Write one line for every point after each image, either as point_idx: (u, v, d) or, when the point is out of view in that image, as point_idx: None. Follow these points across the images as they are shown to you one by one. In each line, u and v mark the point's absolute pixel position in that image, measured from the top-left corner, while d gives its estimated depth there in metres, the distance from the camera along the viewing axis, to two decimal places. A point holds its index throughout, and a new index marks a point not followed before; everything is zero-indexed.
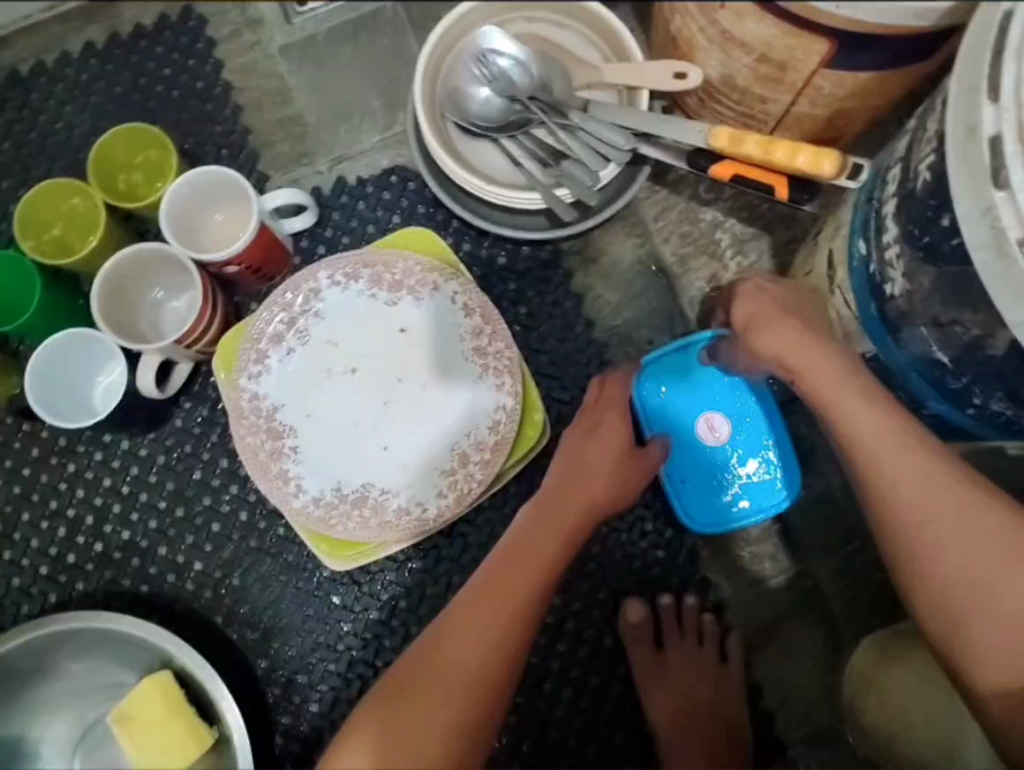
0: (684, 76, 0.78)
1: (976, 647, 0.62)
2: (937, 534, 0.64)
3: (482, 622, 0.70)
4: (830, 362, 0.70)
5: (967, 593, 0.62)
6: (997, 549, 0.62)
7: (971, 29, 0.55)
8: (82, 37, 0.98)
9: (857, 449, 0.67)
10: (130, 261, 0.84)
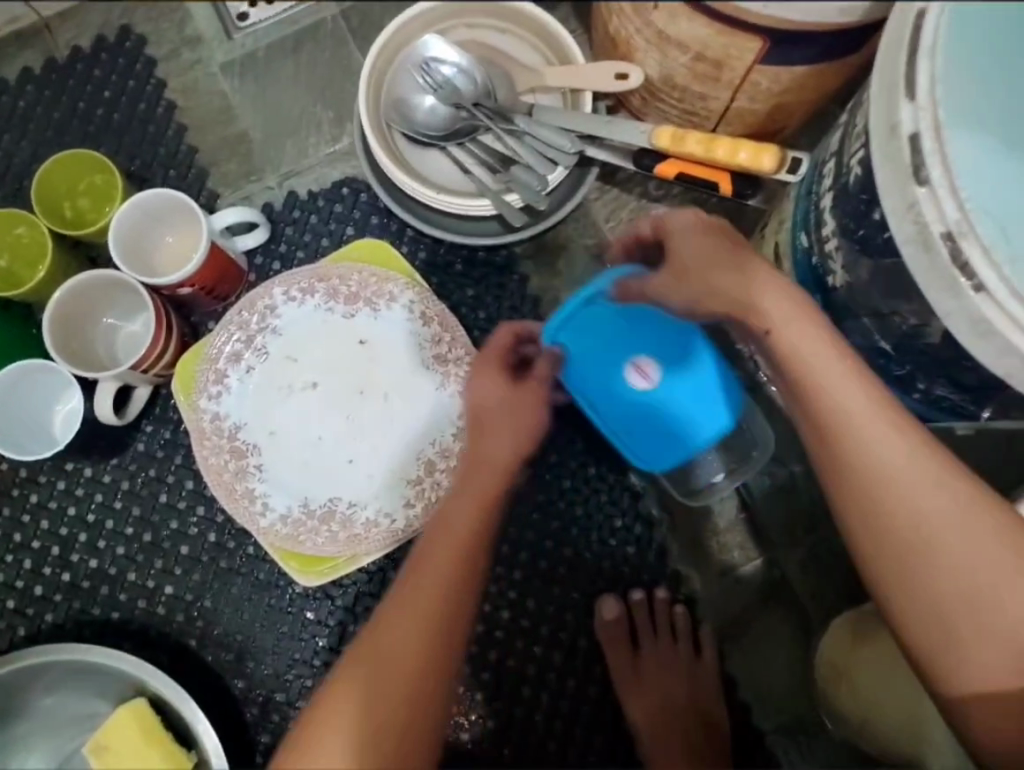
0: (626, 76, 0.80)
1: (962, 661, 0.62)
2: (930, 547, 0.63)
3: (416, 608, 0.66)
4: (807, 336, 0.65)
5: (958, 608, 0.62)
6: (990, 559, 0.62)
7: (890, 22, 0.57)
8: (18, 63, 0.97)
9: (851, 457, 0.64)
10: (81, 289, 0.83)
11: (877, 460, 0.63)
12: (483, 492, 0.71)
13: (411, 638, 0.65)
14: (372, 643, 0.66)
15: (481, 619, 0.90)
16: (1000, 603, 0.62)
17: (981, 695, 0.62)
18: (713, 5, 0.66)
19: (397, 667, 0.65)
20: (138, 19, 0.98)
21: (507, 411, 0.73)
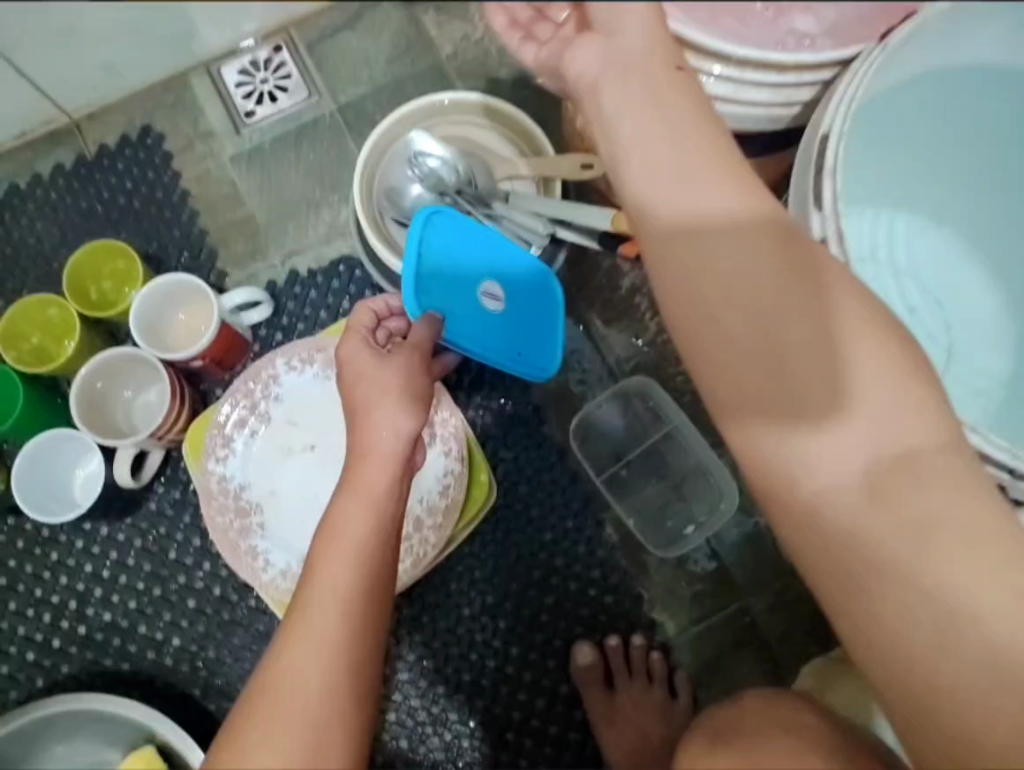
0: (591, 166, 0.87)
1: (804, 466, 0.56)
2: (778, 338, 0.55)
3: (316, 629, 0.63)
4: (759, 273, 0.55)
5: (798, 400, 0.55)
6: (831, 345, 0.55)
7: (798, 155, 0.68)
8: (51, 159, 1.09)
9: (689, 248, 0.55)
10: (104, 365, 0.92)
11: (712, 243, 0.54)
12: (365, 495, 0.69)
13: (326, 653, 0.63)
14: (277, 671, 0.62)
15: (468, 667, 0.96)
16: (841, 403, 0.55)
17: (828, 508, 0.56)
18: None
19: (310, 690, 0.61)
20: (157, 118, 1.09)
21: (399, 401, 0.74)
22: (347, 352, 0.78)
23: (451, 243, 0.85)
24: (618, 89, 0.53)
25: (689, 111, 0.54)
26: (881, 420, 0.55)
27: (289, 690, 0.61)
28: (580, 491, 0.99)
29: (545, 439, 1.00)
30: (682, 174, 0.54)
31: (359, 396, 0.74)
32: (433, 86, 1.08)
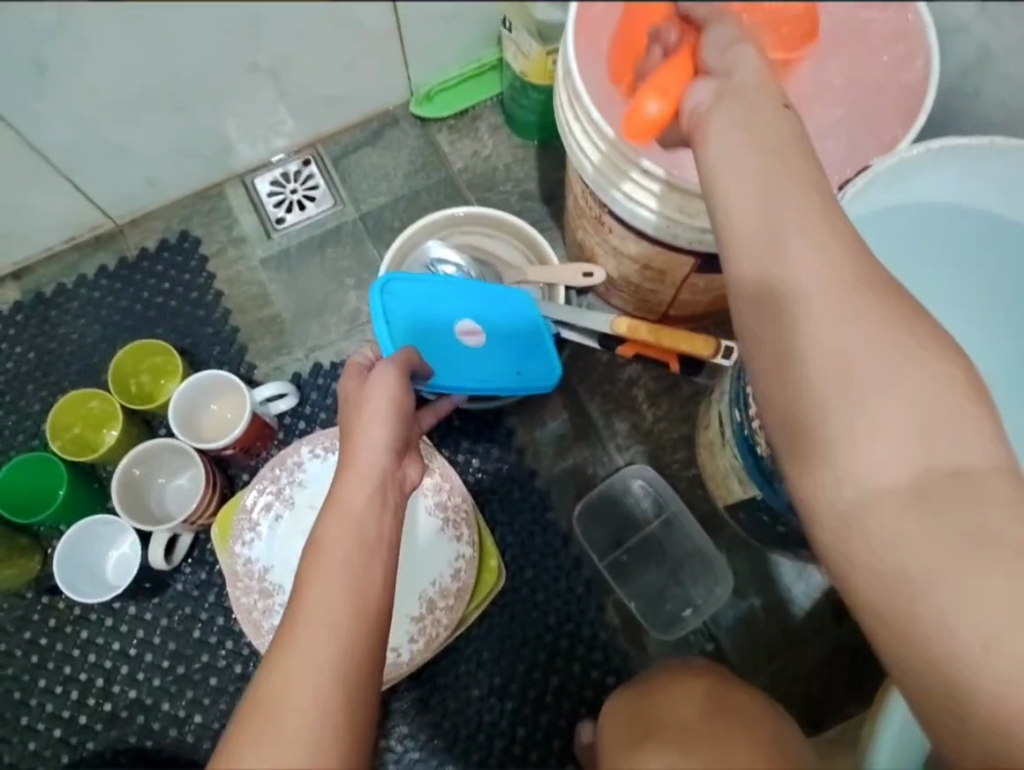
0: (591, 275, 0.98)
1: (851, 442, 0.52)
2: (835, 312, 0.53)
3: (306, 650, 0.60)
4: (823, 296, 0.53)
5: (853, 377, 0.52)
6: (888, 325, 0.53)
7: None
8: (95, 261, 1.18)
9: (770, 221, 0.54)
10: (142, 455, 0.99)
11: (794, 226, 0.54)
12: (350, 515, 0.68)
13: (319, 669, 0.59)
14: (266, 694, 0.58)
15: (477, 746, 1.00)
16: (896, 382, 0.52)
17: (874, 494, 0.52)
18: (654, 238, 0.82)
19: (302, 711, 0.57)
20: (194, 224, 1.19)
21: (386, 425, 0.75)
22: (345, 389, 0.80)
23: (414, 303, 0.89)
24: (722, 123, 0.57)
25: (783, 137, 0.56)
26: (931, 407, 0.51)
27: (280, 711, 0.57)
28: (583, 573, 1.05)
29: (550, 524, 1.07)
30: (774, 204, 0.54)
31: (350, 428, 0.76)
32: (447, 197, 1.19)
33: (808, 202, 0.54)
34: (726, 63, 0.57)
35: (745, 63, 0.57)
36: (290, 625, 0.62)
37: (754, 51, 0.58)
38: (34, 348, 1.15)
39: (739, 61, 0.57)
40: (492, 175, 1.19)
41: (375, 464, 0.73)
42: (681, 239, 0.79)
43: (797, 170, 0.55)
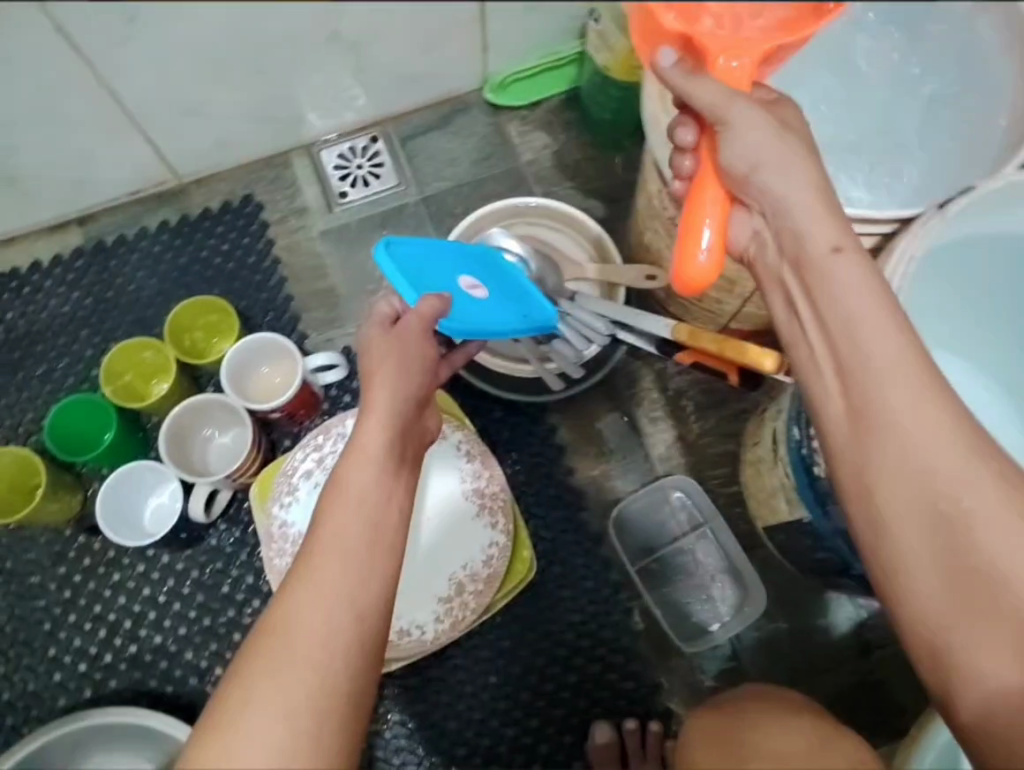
0: (655, 278, 0.99)
1: (982, 649, 0.54)
2: (956, 512, 0.56)
3: (328, 582, 0.61)
4: (916, 470, 0.57)
5: (977, 574, 0.55)
6: (1013, 522, 0.55)
7: None
8: (158, 216, 1.19)
9: (877, 420, 0.59)
10: (191, 409, 1.02)
11: (899, 403, 0.58)
12: (369, 455, 0.69)
13: (333, 601, 0.60)
14: (278, 621, 0.59)
15: (488, 732, 1.00)
16: (1018, 575, 0.54)
17: (998, 691, 0.54)
18: None
19: (317, 639, 0.58)
20: (258, 189, 1.20)
21: (405, 372, 0.75)
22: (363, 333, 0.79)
23: (420, 265, 0.87)
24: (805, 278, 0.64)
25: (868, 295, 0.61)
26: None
27: (294, 638, 0.58)
28: (612, 576, 1.05)
29: (584, 524, 1.07)
30: (865, 379, 0.59)
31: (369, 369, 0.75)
32: (511, 188, 1.19)
33: (896, 370, 0.58)
34: (777, 195, 0.65)
35: (787, 177, 0.64)
36: (312, 554, 0.63)
37: (792, 170, 0.64)
38: (92, 294, 1.16)
39: (767, 179, 0.65)
40: (559, 170, 1.20)
41: (396, 405, 0.73)
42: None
43: (875, 327, 0.59)
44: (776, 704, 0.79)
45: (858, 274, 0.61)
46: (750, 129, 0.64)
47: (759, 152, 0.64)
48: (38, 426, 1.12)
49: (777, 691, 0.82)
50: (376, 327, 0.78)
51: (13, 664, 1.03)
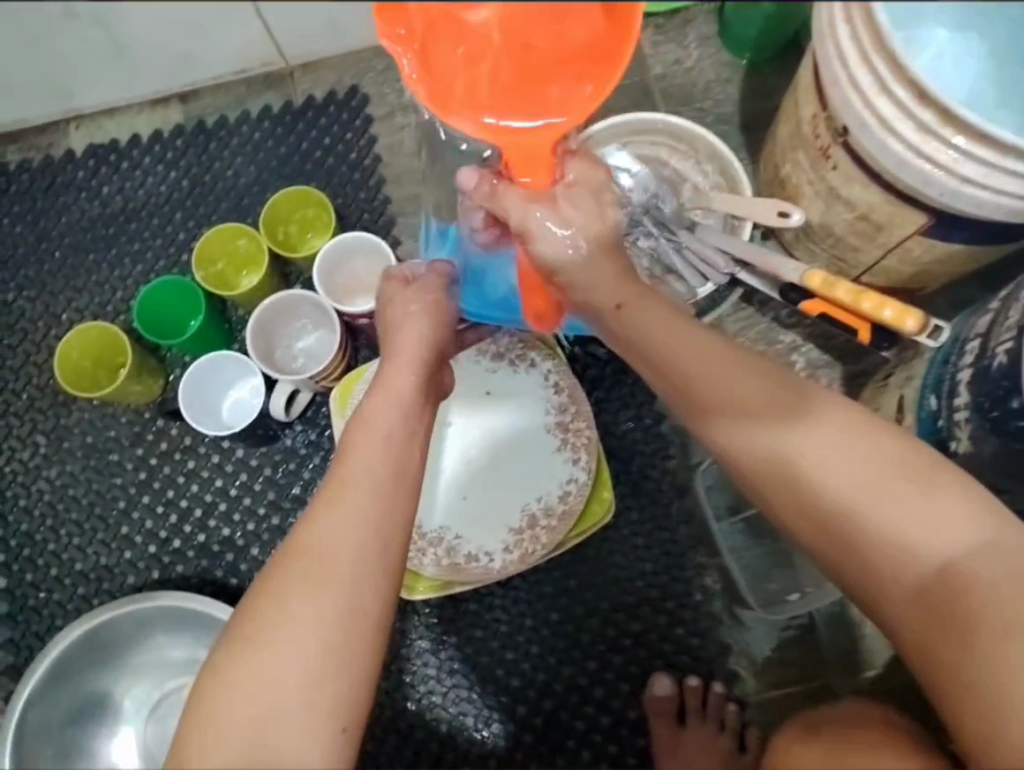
0: (787, 214, 0.88)
1: (852, 566, 0.65)
2: (789, 463, 0.65)
3: (362, 513, 0.65)
4: (742, 439, 0.66)
5: (827, 511, 0.64)
6: (835, 452, 0.64)
7: None
8: (261, 100, 1.14)
9: (749, 458, 0.67)
10: (283, 304, 1.00)
11: (706, 379, 0.67)
12: (398, 396, 0.71)
13: (356, 523, 0.65)
14: (308, 534, 0.65)
15: (544, 667, 0.98)
16: (857, 498, 0.63)
17: (885, 598, 0.64)
18: (887, 178, 0.77)
19: (340, 556, 0.63)
20: (366, 81, 1.12)
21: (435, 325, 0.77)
22: (382, 288, 0.81)
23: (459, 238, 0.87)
24: (612, 328, 0.71)
25: (652, 305, 0.69)
26: (901, 504, 0.63)
27: (322, 553, 0.63)
28: (692, 529, 1.00)
29: (670, 472, 1.01)
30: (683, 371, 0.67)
31: (390, 323, 0.77)
32: (637, 102, 1.09)
33: (690, 354, 0.67)
34: (584, 283, 0.69)
35: (578, 270, 0.69)
36: (337, 482, 0.67)
37: (571, 244, 0.68)
38: (188, 176, 1.13)
39: (561, 269, 0.69)
40: (691, 89, 1.09)
41: (421, 356, 0.75)
42: (942, 166, 0.72)
43: (662, 330, 0.68)
44: (881, 733, 0.75)
45: (653, 313, 0.68)
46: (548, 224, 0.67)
47: (567, 247, 0.68)
48: (126, 306, 1.11)
49: (890, 715, 0.78)
50: (396, 284, 0.80)
51: (87, 537, 1.05)
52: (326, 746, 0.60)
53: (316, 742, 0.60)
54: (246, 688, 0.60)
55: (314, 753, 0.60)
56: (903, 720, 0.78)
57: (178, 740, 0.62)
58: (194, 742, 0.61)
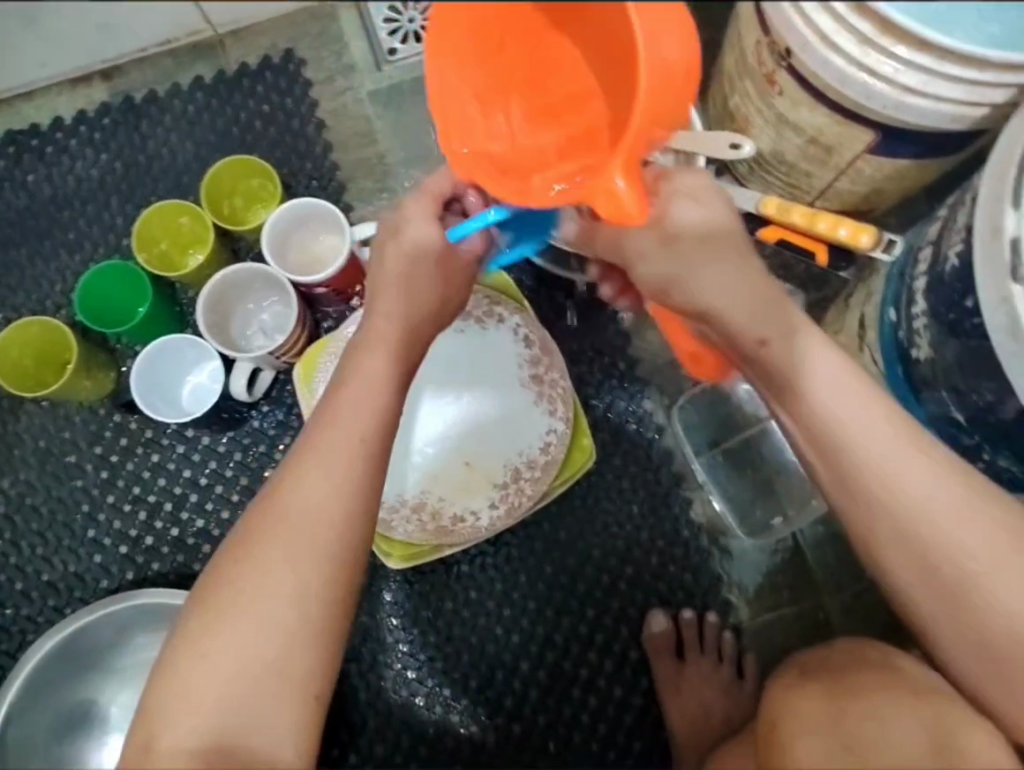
0: (738, 146, 0.87)
1: (890, 545, 0.65)
2: (846, 445, 0.65)
3: (330, 507, 0.64)
4: (814, 414, 0.65)
5: (877, 492, 0.65)
6: (890, 439, 0.64)
7: (998, 153, 0.71)
8: (192, 72, 1.09)
9: (856, 474, 0.65)
10: (233, 279, 0.96)
11: (787, 354, 0.64)
12: (376, 368, 0.68)
13: (342, 493, 0.64)
14: (277, 519, 0.63)
15: (541, 621, 0.98)
16: (907, 485, 0.64)
17: (910, 573, 0.66)
18: (836, 98, 0.77)
19: (320, 526, 0.63)
20: (301, 45, 1.08)
21: (441, 284, 0.71)
22: (407, 220, 0.70)
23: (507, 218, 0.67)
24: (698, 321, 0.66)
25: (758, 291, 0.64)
26: (944, 495, 0.64)
27: (290, 542, 0.63)
28: (674, 469, 1.00)
29: (646, 415, 1.01)
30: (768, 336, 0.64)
31: (408, 274, 0.70)
32: None
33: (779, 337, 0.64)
34: (715, 300, 0.63)
35: (706, 274, 0.63)
36: (311, 472, 0.65)
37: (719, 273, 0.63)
38: (121, 158, 1.08)
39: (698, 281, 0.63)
40: None
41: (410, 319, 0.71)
42: (882, 76, 0.72)
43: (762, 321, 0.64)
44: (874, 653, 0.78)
45: (772, 303, 0.64)
46: (650, 255, 0.64)
47: (695, 267, 0.63)
48: (67, 300, 1.06)
49: (890, 659, 0.77)
50: (432, 227, 0.69)
51: (51, 546, 1.01)
52: (302, 714, 0.61)
53: (291, 710, 0.61)
54: (220, 656, 0.60)
55: (289, 721, 0.61)
56: (904, 661, 0.76)
57: (147, 706, 0.61)
58: (164, 710, 0.60)
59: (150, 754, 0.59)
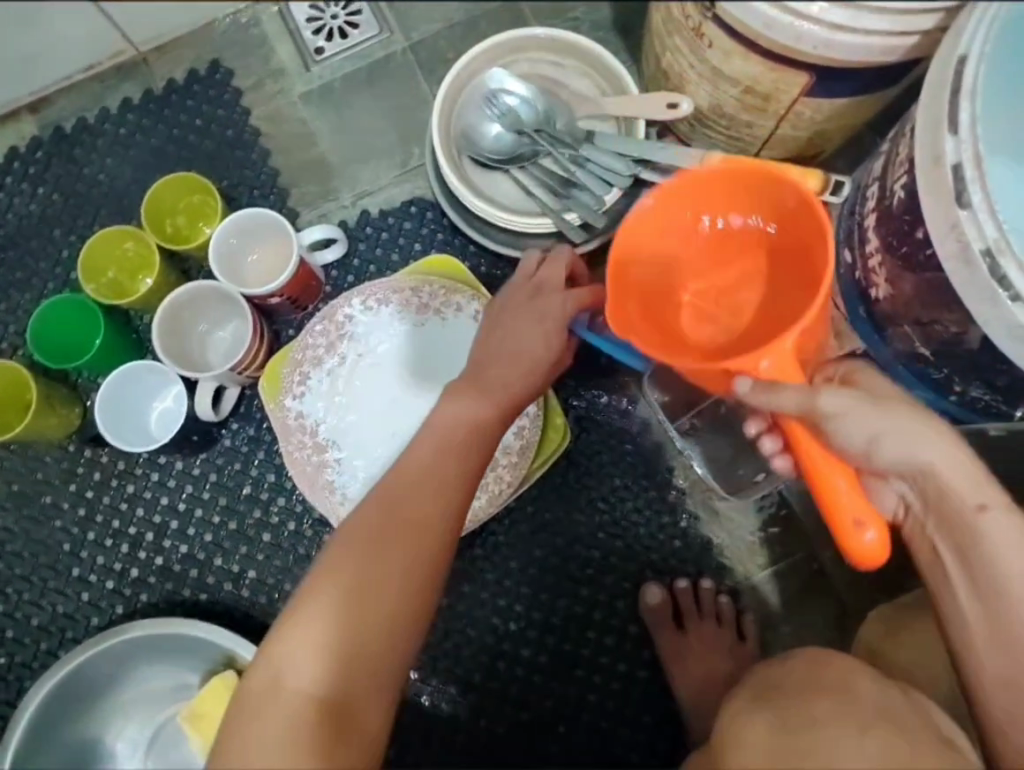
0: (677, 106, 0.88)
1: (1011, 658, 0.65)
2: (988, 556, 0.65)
3: (432, 519, 0.64)
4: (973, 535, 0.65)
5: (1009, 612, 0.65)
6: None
7: (931, 77, 0.70)
8: (120, 93, 1.07)
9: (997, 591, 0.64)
10: (185, 300, 0.95)
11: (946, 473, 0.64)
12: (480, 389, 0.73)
13: (447, 498, 0.66)
14: (385, 509, 0.64)
15: (537, 604, 0.97)
16: None
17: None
18: (766, 44, 0.76)
19: (433, 533, 0.64)
20: (227, 54, 1.07)
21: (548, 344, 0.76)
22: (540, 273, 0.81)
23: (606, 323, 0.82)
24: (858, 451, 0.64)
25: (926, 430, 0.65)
26: None
27: (396, 534, 0.63)
28: (653, 437, 1.00)
29: (619, 387, 1.00)
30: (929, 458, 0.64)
31: (520, 340, 0.76)
32: (509, 24, 1.07)
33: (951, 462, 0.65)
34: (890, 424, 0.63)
35: (900, 432, 0.64)
36: (421, 474, 0.66)
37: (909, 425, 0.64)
38: (59, 189, 1.06)
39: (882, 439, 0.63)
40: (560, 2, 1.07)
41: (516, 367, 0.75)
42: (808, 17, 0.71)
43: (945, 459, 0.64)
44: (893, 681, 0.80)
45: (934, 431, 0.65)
46: (855, 412, 0.62)
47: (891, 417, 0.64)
48: (23, 339, 1.04)
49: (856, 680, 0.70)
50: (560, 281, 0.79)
51: (38, 589, 0.99)
52: (381, 709, 0.60)
53: (375, 704, 0.60)
54: (319, 622, 0.60)
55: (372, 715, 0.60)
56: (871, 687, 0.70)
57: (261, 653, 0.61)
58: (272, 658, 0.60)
59: (267, 698, 0.58)
